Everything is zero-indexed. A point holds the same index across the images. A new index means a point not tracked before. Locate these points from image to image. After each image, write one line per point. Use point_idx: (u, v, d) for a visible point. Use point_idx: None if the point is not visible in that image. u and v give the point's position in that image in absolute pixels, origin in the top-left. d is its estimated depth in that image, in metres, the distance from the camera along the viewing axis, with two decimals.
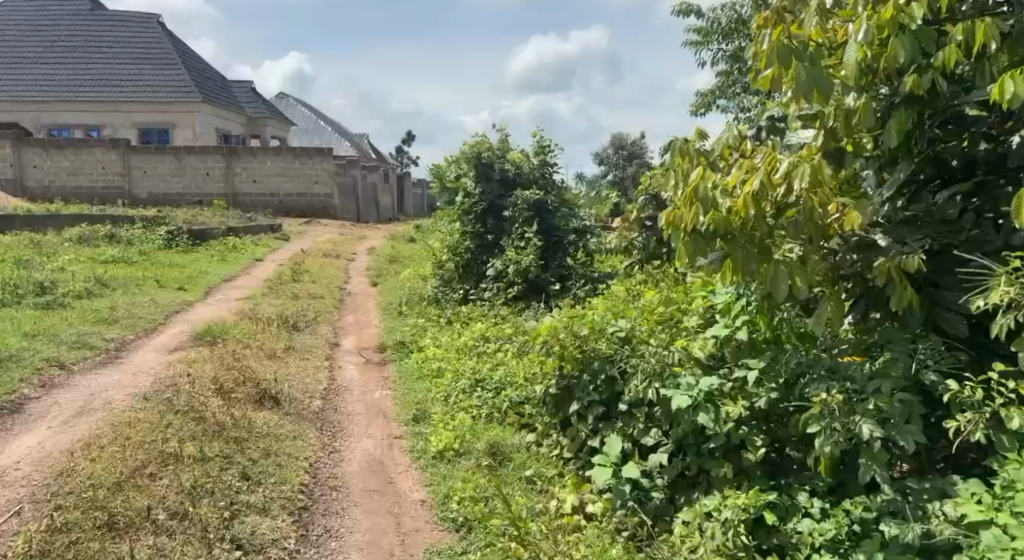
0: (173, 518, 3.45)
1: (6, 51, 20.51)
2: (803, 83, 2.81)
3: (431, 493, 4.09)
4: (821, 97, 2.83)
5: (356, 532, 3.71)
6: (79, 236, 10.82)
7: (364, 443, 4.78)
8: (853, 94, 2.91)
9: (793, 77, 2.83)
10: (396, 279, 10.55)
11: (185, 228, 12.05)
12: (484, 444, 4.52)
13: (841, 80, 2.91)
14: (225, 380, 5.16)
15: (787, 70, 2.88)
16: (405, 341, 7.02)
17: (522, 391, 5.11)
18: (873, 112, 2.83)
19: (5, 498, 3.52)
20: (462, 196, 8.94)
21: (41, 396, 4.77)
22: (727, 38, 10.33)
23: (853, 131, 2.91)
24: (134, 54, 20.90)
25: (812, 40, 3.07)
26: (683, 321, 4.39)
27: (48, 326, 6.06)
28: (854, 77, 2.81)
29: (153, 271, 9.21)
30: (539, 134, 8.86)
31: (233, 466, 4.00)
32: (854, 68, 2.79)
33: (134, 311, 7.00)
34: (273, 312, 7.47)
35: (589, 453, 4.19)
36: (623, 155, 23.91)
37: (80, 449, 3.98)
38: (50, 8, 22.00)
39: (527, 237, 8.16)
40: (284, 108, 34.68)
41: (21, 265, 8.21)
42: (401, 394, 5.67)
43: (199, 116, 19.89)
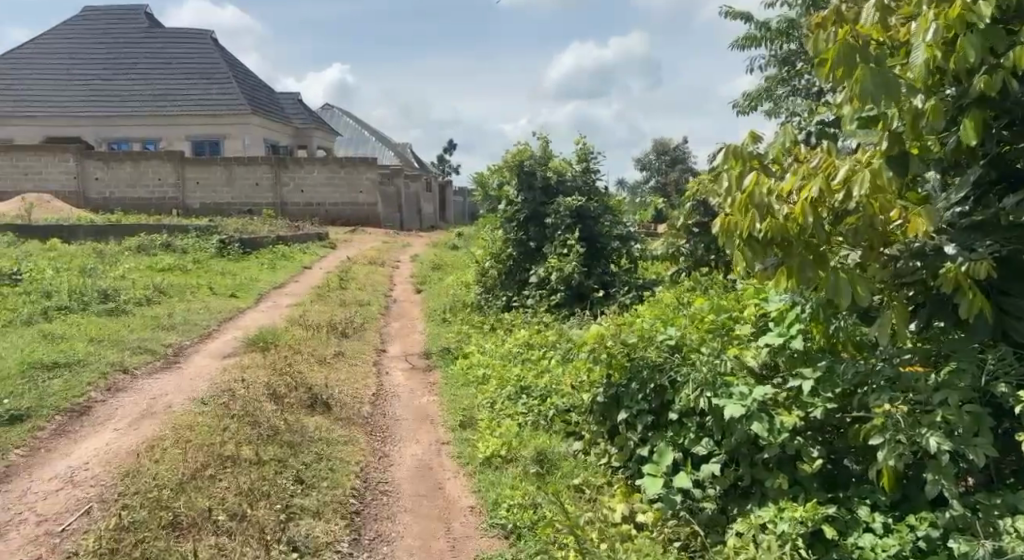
0: (232, 519, 3.54)
1: (68, 68, 21.35)
2: (869, 87, 2.72)
3: (479, 499, 4.12)
4: (888, 101, 2.74)
5: (406, 537, 3.76)
6: (138, 246, 11.18)
7: (412, 449, 4.83)
8: (921, 94, 2.84)
9: (857, 82, 2.74)
10: (440, 286, 10.64)
11: (237, 237, 12.35)
12: (530, 450, 4.52)
13: (907, 81, 2.85)
14: (277, 385, 5.27)
15: (852, 72, 2.82)
16: (450, 348, 7.09)
17: (568, 399, 5.10)
18: (942, 115, 2.76)
19: (75, 498, 3.65)
20: (505, 204, 9.02)
21: (105, 399, 4.93)
22: (772, 42, 10.23)
23: (920, 134, 2.84)
24: (188, 68, 21.53)
25: (874, 40, 3.01)
26: (734, 329, 4.36)
27: (112, 332, 6.27)
28: (920, 78, 2.74)
29: (207, 279, 9.47)
30: (582, 141, 8.91)
31: (287, 471, 4.08)
32: (921, 70, 2.72)
33: (190, 318, 7.19)
34: (321, 319, 7.60)
35: (638, 462, 4.14)
36: (665, 160, 23.74)
37: (145, 451, 4.11)
38: (109, 27, 22.82)
39: (569, 244, 8.13)
40: (329, 119, 35.35)
41: (86, 273, 8.53)
42: (447, 401, 5.72)
43: (248, 128, 20.36)
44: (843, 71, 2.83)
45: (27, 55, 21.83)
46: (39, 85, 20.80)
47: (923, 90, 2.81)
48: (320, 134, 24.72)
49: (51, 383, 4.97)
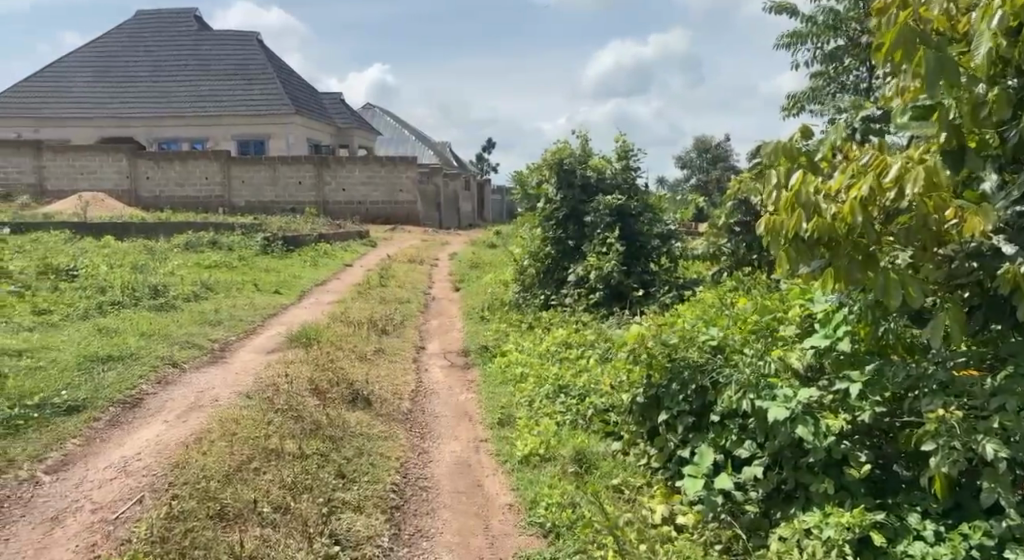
0: (276, 511, 3.61)
1: (121, 71, 21.97)
2: (931, 71, 2.62)
3: (518, 497, 4.13)
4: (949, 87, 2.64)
5: (445, 533, 3.79)
6: (186, 243, 11.45)
7: (451, 446, 4.86)
8: (982, 85, 2.75)
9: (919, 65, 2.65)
10: (479, 284, 10.69)
11: (280, 235, 12.57)
12: (569, 449, 4.51)
13: (969, 71, 2.76)
14: (320, 380, 5.36)
15: (911, 58, 2.73)
16: (488, 346, 7.10)
17: (607, 398, 5.08)
18: (1006, 105, 2.69)
19: (127, 487, 3.75)
20: (544, 202, 9.01)
21: (156, 392, 5.07)
22: (818, 38, 10.03)
23: (980, 126, 2.77)
24: (234, 69, 21.94)
25: (935, 27, 2.92)
26: (778, 330, 4.29)
27: (162, 327, 6.44)
28: (984, 68, 2.62)
29: (252, 276, 9.66)
30: (622, 139, 8.86)
31: (329, 464, 4.15)
32: (986, 59, 2.60)
33: (236, 314, 7.35)
34: (362, 316, 7.69)
35: (678, 464, 4.10)
36: (707, 158, 23.47)
37: (193, 443, 4.21)
38: (160, 30, 23.41)
39: (608, 243, 8.08)
40: (370, 118, 35.73)
41: (138, 269, 8.77)
42: (485, 398, 5.74)
43: (291, 128, 20.68)
44: (902, 56, 2.75)
45: (81, 58, 22.53)
46: (93, 87, 21.45)
47: (985, 80, 2.72)
48: (361, 133, 25.00)
49: (105, 375, 5.13)
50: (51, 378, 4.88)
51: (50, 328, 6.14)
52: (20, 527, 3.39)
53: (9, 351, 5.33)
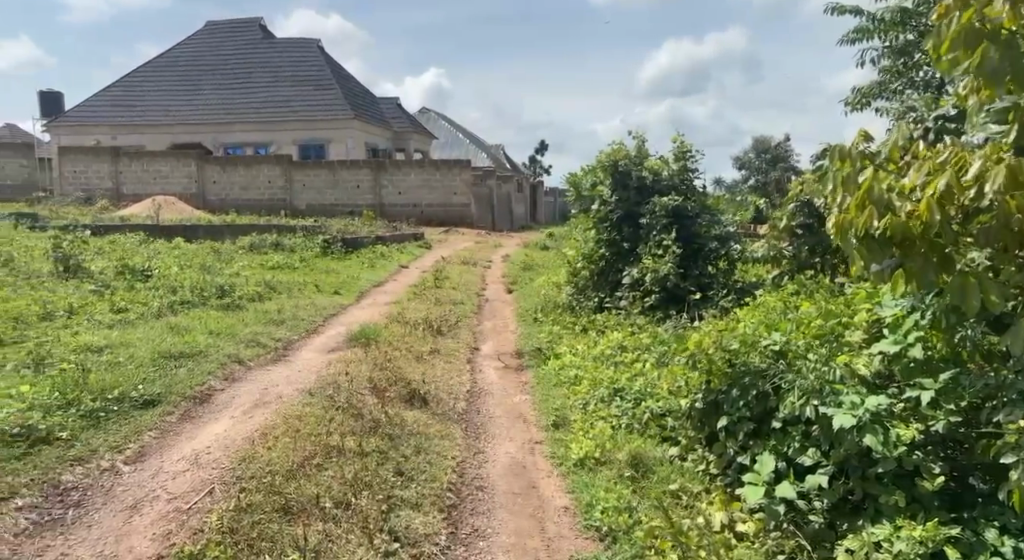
0: (338, 506, 3.69)
1: (191, 79, 22.77)
2: (996, 69, 2.55)
3: (574, 500, 4.13)
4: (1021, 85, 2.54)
5: (502, 534, 3.81)
6: (250, 245, 11.78)
7: (506, 447, 4.88)
8: None
9: (981, 63, 2.58)
10: (532, 286, 10.71)
11: (339, 237, 12.83)
12: (626, 453, 4.48)
13: None
14: (378, 379, 5.45)
15: (976, 54, 2.62)
16: (542, 348, 7.11)
17: (664, 402, 5.03)
18: None
19: (199, 478, 3.88)
20: (599, 204, 8.98)
21: (225, 388, 5.24)
22: (886, 33, 9.74)
23: None
24: (296, 75, 22.47)
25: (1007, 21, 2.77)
26: (844, 336, 4.18)
27: (228, 325, 6.64)
28: None
29: (314, 277, 9.88)
30: (679, 139, 8.75)
31: (388, 462, 4.22)
32: None
33: (298, 313, 7.53)
34: (418, 317, 7.80)
35: (738, 471, 4.01)
36: (766, 158, 23.09)
37: (259, 438, 4.33)
38: (227, 39, 24.16)
39: (665, 244, 8.01)
40: (426, 122, 36.17)
41: (206, 270, 9.08)
42: (540, 400, 5.76)
43: (351, 133, 21.07)
44: (964, 54, 2.64)
45: (154, 68, 23.43)
46: (165, 96, 22.29)
47: None
48: (417, 136, 25.29)
49: (178, 371, 5.32)
50: (128, 373, 5.08)
51: (127, 326, 6.41)
52: (101, 514, 3.55)
53: (90, 346, 5.58)
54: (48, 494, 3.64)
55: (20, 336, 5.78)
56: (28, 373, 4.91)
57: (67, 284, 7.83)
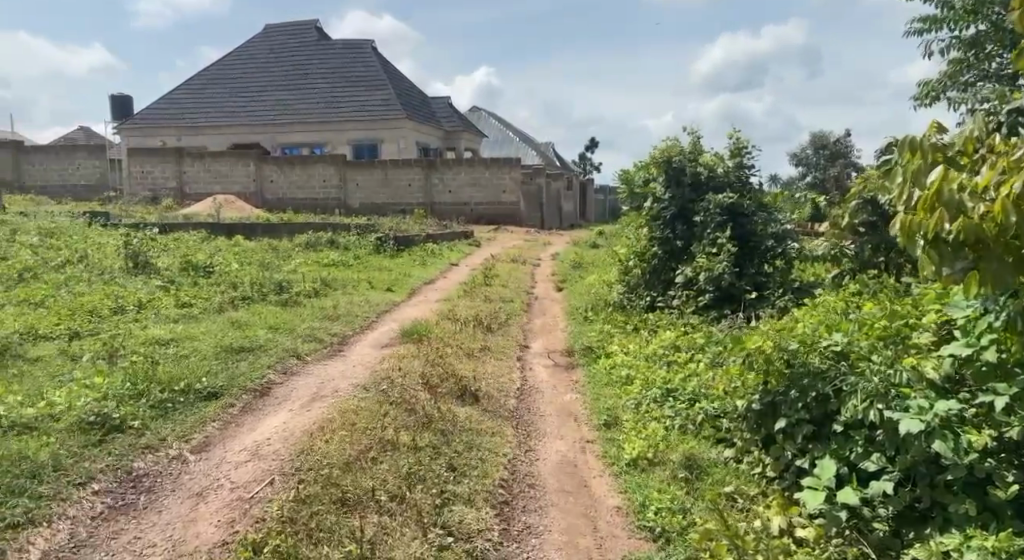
0: (393, 500, 3.75)
1: (250, 81, 23.35)
2: None
3: (627, 500, 4.10)
4: None
5: (553, 531, 3.81)
6: (306, 242, 12.02)
7: (558, 445, 4.87)
8: None
9: None
10: (582, 284, 10.66)
11: (391, 235, 12.99)
12: (679, 455, 4.42)
13: None
14: (430, 374, 5.49)
15: None
16: (592, 347, 7.06)
17: (719, 404, 4.94)
18: None
19: (260, 469, 3.97)
20: (652, 201, 8.89)
21: (283, 382, 5.36)
22: (955, 23, 9.40)
23: None
24: (350, 76, 22.82)
25: None
26: (911, 338, 4.08)
27: (286, 321, 6.79)
28: None
29: (367, 274, 10.02)
30: (735, 135, 8.59)
31: (441, 457, 4.26)
32: None
33: (352, 309, 7.66)
34: (469, 314, 7.84)
35: (797, 475, 3.91)
36: (824, 154, 22.51)
37: (317, 430, 4.40)
38: (285, 41, 24.70)
39: (720, 243, 7.88)
40: (477, 121, 36.33)
41: (264, 267, 9.30)
42: (591, 399, 5.73)
43: (403, 132, 21.30)
44: None
45: (215, 70, 24.09)
46: (225, 98, 22.91)
47: None
48: (468, 135, 25.41)
49: (239, 365, 5.46)
50: (193, 365, 5.24)
51: (191, 320, 6.61)
52: (170, 501, 3.67)
53: (157, 339, 5.76)
54: (122, 480, 3.77)
55: (93, 328, 6.02)
56: (102, 364, 5.11)
57: (135, 279, 8.12)
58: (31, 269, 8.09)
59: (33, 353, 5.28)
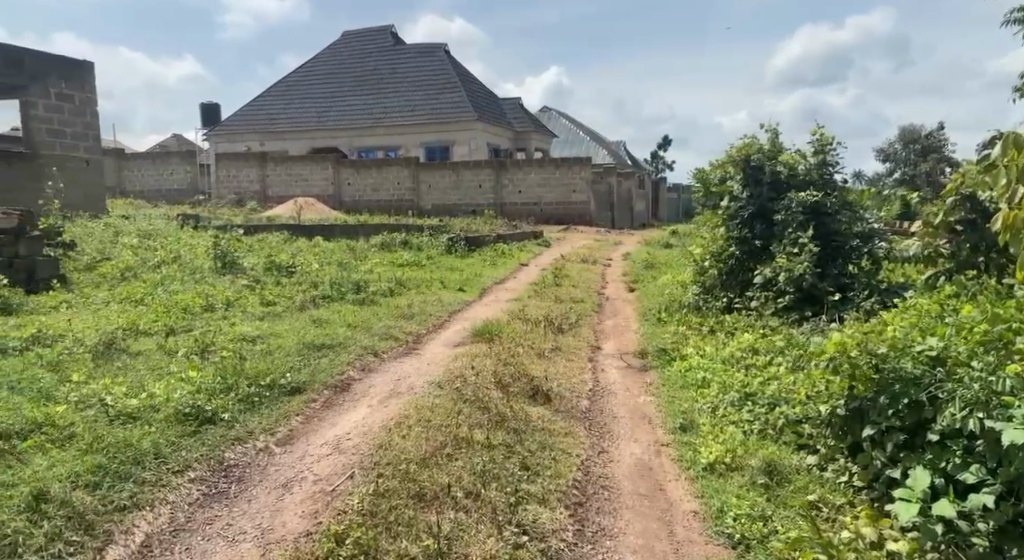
0: (469, 496, 3.79)
1: (328, 86, 24.05)
2: None
3: (703, 505, 4.01)
4: None
5: (629, 534, 3.77)
6: (380, 243, 12.26)
7: (632, 448, 4.81)
8: None
9: None
10: (655, 284, 10.51)
11: (462, 235, 13.14)
12: (758, 460, 4.30)
13: None
14: (503, 374, 5.51)
15: None
16: (666, 348, 6.95)
17: (801, 409, 4.78)
18: None
19: (341, 462, 4.07)
20: (728, 200, 8.70)
21: (361, 378, 5.48)
22: None
23: None
24: (423, 79, 23.19)
25: None
26: (1014, 342, 3.85)
27: (364, 319, 6.95)
28: None
29: (438, 274, 10.15)
30: (818, 132, 8.29)
31: (514, 456, 4.27)
32: None
33: (425, 308, 7.78)
34: (540, 314, 7.85)
35: (887, 485, 3.75)
36: (915, 149, 21.60)
37: (394, 426, 4.47)
38: (362, 47, 25.32)
39: (801, 242, 7.63)
40: (548, 121, 36.34)
41: (341, 266, 9.55)
42: (665, 401, 5.63)
43: (475, 134, 21.50)
44: None
45: (296, 76, 24.94)
46: (304, 103, 23.65)
47: None
48: (538, 135, 25.43)
49: (320, 361, 5.62)
50: (278, 361, 5.42)
51: (274, 317, 6.85)
52: (258, 491, 3.81)
53: (245, 336, 5.99)
54: (214, 469, 3.93)
55: (186, 325, 6.30)
56: (195, 358, 5.35)
57: (223, 278, 8.46)
58: (130, 269, 8.53)
59: (134, 347, 5.57)
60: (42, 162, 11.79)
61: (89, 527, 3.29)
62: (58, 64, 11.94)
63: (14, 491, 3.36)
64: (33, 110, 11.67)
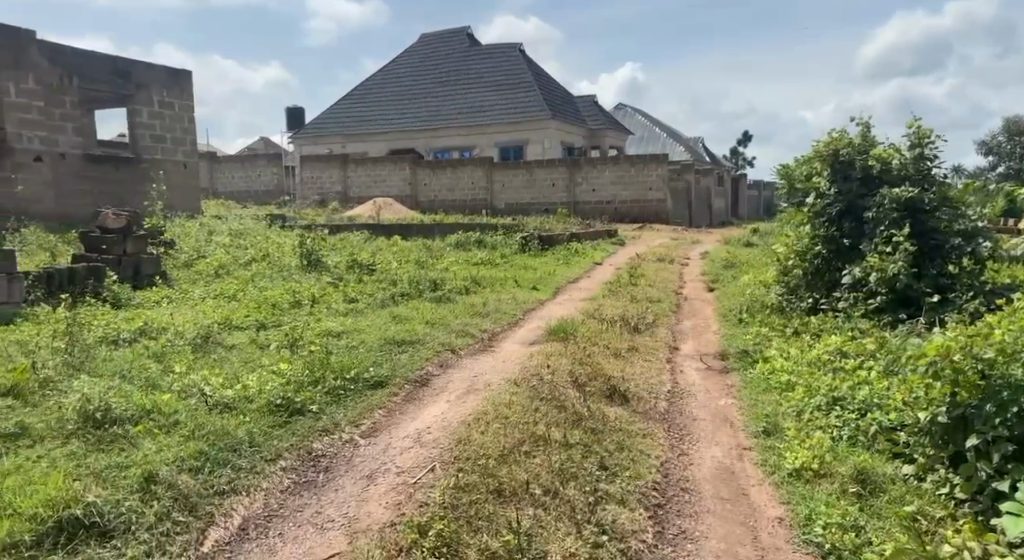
0: (547, 494, 3.79)
1: (406, 88, 24.52)
2: None
3: (790, 511, 3.88)
4: None
5: (711, 538, 3.68)
6: (456, 242, 12.40)
7: (713, 451, 4.70)
8: None
9: None
10: (735, 284, 10.25)
11: (536, 234, 13.15)
12: (849, 467, 4.13)
13: None
14: (579, 373, 5.48)
15: None
16: (748, 350, 6.75)
17: (896, 416, 4.56)
18: None
19: (421, 456, 4.13)
20: (814, 197, 8.39)
21: (440, 374, 5.55)
22: None
23: None
24: (499, 79, 23.30)
25: None
26: None
27: (441, 316, 7.04)
28: None
29: (513, 272, 10.18)
30: (915, 124, 7.90)
31: (592, 456, 4.24)
32: None
33: (500, 306, 7.82)
34: (616, 313, 7.78)
35: (992, 497, 3.56)
36: (1021, 142, 20.33)
37: (474, 422, 4.50)
38: (440, 48, 25.68)
39: (895, 241, 7.26)
40: (623, 118, 35.98)
41: (419, 265, 9.71)
42: (747, 405, 5.46)
43: (549, 132, 21.46)
44: None
45: (376, 78, 25.56)
46: (383, 105, 24.20)
47: None
48: (615, 132, 25.21)
49: (400, 356, 5.73)
50: (361, 356, 5.56)
51: (357, 313, 7.02)
52: (344, 481, 3.91)
53: (330, 331, 6.17)
54: (303, 458, 4.06)
55: (275, 320, 6.53)
56: (285, 352, 5.55)
57: (309, 276, 8.74)
58: (223, 267, 8.91)
59: (229, 340, 5.81)
60: (146, 165, 12.48)
61: (193, 509, 3.45)
62: (160, 73, 12.62)
63: (127, 472, 3.57)
64: (138, 117, 12.38)
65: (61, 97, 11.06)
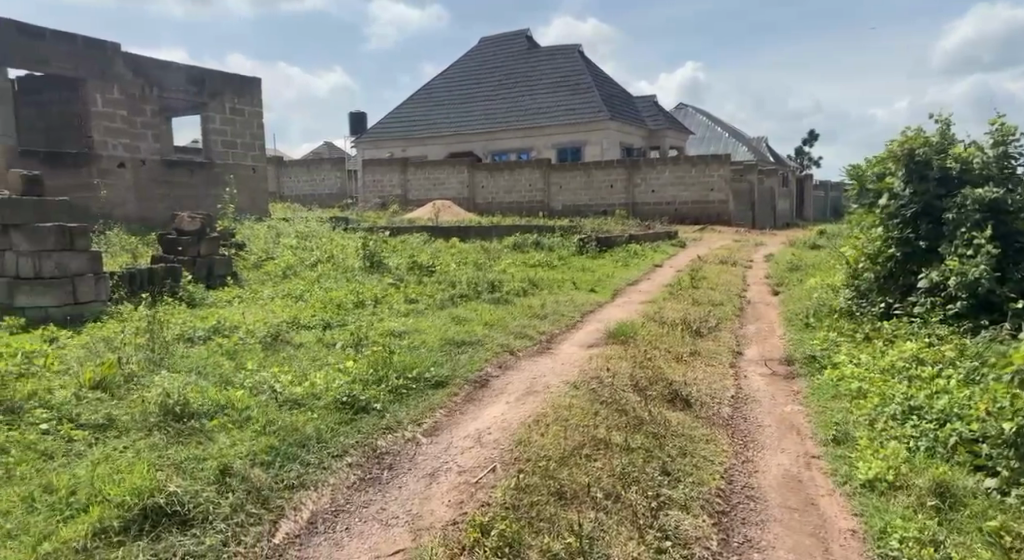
0: (609, 498, 3.76)
1: (466, 91, 24.75)
2: None
3: (862, 523, 3.75)
4: None
5: (779, 548, 3.59)
6: (514, 243, 12.44)
7: (778, 458, 4.58)
8: None
9: None
10: (800, 288, 9.98)
11: (594, 236, 13.09)
12: (925, 480, 3.97)
13: None
14: (640, 377, 5.42)
15: None
16: (816, 355, 6.56)
17: (977, 426, 4.35)
18: None
19: (483, 456, 4.15)
20: (888, 197, 8.10)
21: (499, 375, 5.57)
22: None
23: None
24: (557, 80, 23.27)
25: None
26: None
27: (499, 317, 7.08)
28: None
29: (571, 274, 10.15)
30: (998, 122, 7.56)
31: (654, 460, 4.18)
32: None
33: (558, 308, 7.81)
34: (677, 316, 7.67)
35: None
36: None
37: (534, 423, 4.50)
38: (500, 50, 25.81)
39: (976, 243, 6.96)
40: (683, 118, 35.51)
41: (477, 266, 9.79)
42: (815, 412, 5.31)
43: (608, 133, 21.33)
44: None
45: (437, 82, 25.89)
46: (443, 109, 24.49)
47: None
48: (675, 133, 24.90)
49: (461, 357, 5.77)
50: (423, 356, 5.62)
51: (417, 313, 7.12)
52: (408, 479, 3.96)
53: (392, 331, 6.26)
54: (368, 456, 4.13)
55: (340, 320, 6.67)
56: (350, 351, 5.65)
57: (371, 277, 8.90)
58: (290, 267, 9.15)
59: (296, 339, 5.95)
60: (218, 169, 12.90)
61: (265, 502, 3.56)
62: (233, 80, 13.05)
63: (203, 464, 3.69)
64: (211, 123, 12.83)
65: (142, 105, 11.55)
